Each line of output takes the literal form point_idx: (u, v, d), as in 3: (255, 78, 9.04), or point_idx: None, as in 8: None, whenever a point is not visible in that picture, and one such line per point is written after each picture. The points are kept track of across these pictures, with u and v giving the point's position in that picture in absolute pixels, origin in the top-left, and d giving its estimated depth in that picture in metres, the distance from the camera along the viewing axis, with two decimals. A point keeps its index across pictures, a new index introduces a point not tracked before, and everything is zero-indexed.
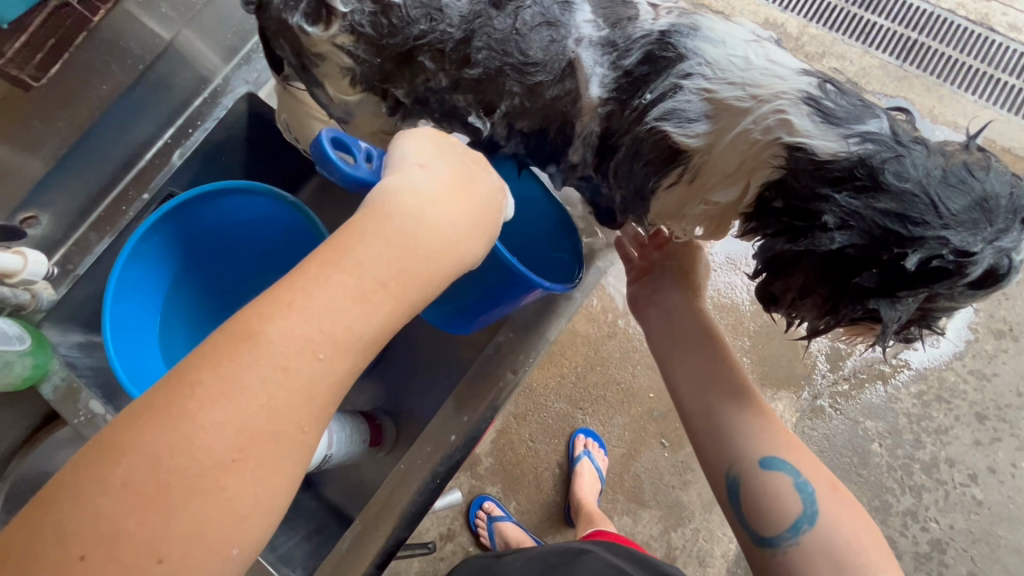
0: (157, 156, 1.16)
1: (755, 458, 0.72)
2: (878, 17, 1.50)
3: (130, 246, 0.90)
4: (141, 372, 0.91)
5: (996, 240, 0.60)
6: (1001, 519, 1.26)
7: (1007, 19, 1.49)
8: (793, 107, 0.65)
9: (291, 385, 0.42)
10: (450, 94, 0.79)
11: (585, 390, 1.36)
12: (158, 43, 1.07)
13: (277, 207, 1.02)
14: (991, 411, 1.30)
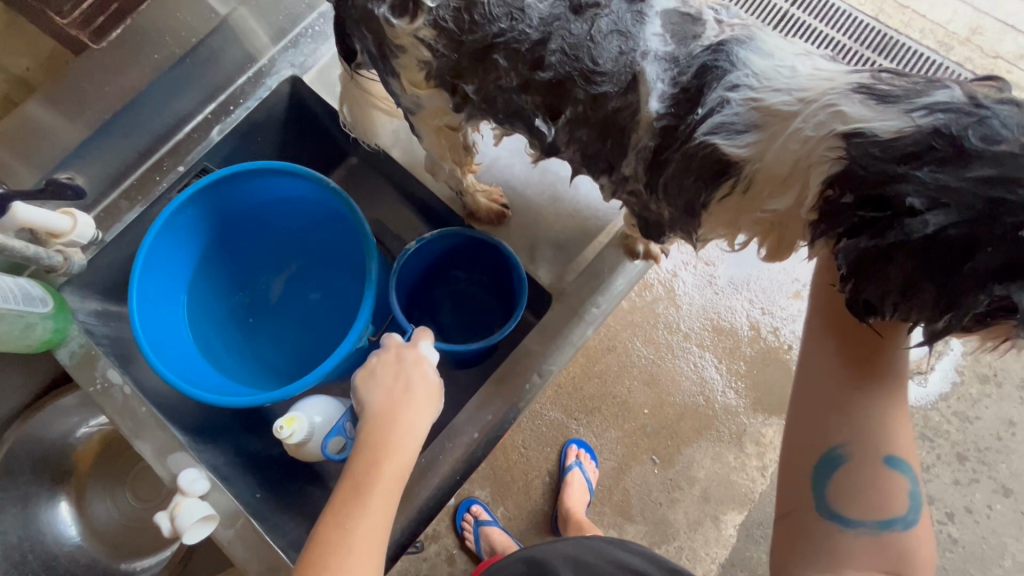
0: (195, 130, 1.24)
1: (886, 452, 0.68)
2: (891, 63, 1.55)
3: (165, 216, 1.01)
4: (161, 339, 1.03)
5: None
6: (973, 558, 1.29)
7: (1013, 77, 1.55)
8: (844, 99, 0.67)
9: (356, 541, 0.73)
10: (517, 93, 0.83)
11: (582, 401, 1.37)
12: (213, 18, 1.18)
13: (303, 190, 1.10)
14: (972, 453, 1.34)
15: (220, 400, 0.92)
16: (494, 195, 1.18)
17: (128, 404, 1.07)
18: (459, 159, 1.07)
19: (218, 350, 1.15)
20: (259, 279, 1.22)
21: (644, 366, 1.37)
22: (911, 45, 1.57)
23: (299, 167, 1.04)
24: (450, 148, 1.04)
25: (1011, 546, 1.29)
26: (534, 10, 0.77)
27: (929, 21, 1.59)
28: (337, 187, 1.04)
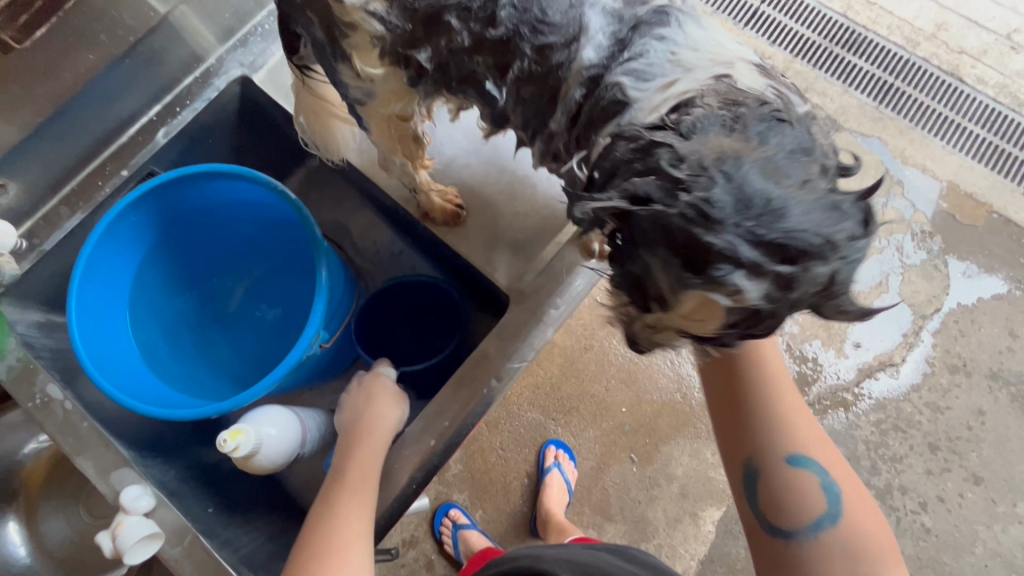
0: (139, 133, 1.26)
1: (783, 455, 0.76)
2: (860, 59, 1.59)
3: (106, 223, 1.00)
4: (105, 354, 1.02)
5: (738, 258, 0.60)
6: (946, 546, 1.31)
7: (977, 72, 1.57)
8: (737, 69, 0.67)
9: (334, 507, 0.87)
10: (469, 55, 0.80)
11: (559, 401, 1.36)
12: (152, 17, 1.17)
13: (256, 192, 1.10)
14: (943, 443, 1.35)
15: (166, 412, 0.90)
16: (450, 193, 1.19)
17: (70, 419, 1.05)
18: (409, 153, 1.10)
19: (167, 354, 1.15)
20: (211, 282, 1.23)
21: (621, 365, 1.37)
22: (878, 41, 1.59)
23: (247, 168, 1.02)
24: (400, 139, 1.07)
25: (981, 533, 1.31)
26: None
27: (896, 17, 1.61)
28: (283, 187, 1.02)
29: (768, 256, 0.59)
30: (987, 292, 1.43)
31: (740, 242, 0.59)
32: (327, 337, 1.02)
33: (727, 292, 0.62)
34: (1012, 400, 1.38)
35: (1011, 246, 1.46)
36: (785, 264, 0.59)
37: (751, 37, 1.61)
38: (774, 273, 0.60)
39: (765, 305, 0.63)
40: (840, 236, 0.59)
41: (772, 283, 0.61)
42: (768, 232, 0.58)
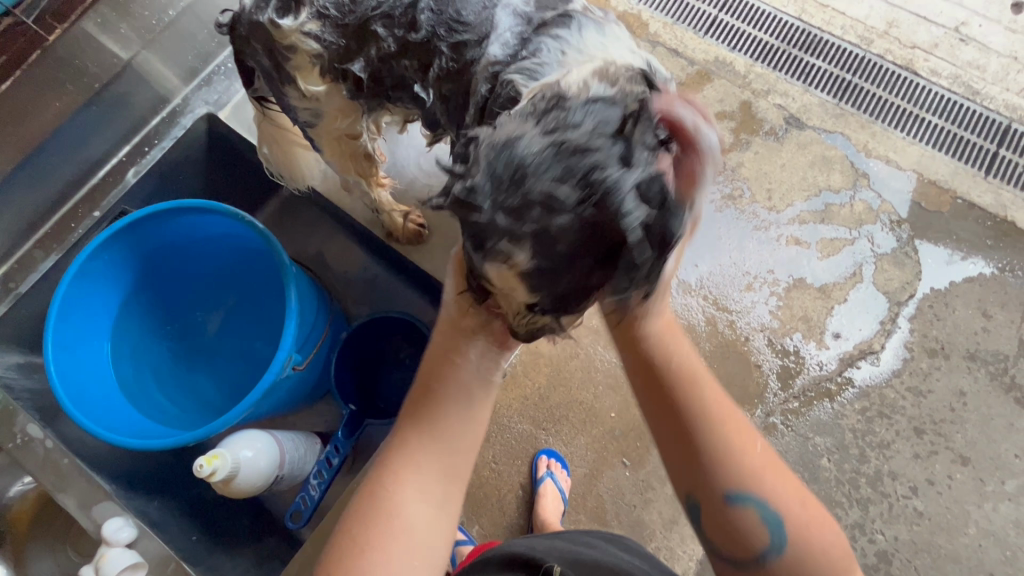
0: (111, 174, 1.29)
1: (722, 490, 0.76)
2: (817, 59, 1.64)
3: (79, 263, 1.02)
4: (81, 390, 1.02)
5: (497, 233, 0.63)
6: (940, 529, 1.32)
7: (930, 65, 1.62)
8: (586, 64, 0.67)
9: (414, 478, 0.79)
10: (397, 60, 0.87)
11: (548, 411, 1.37)
12: (116, 63, 1.21)
13: (227, 224, 1.12)
14: (928, 426, 1.38)
15: (141, 443, 0.91)
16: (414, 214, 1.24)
17: (51, 457, 1.08)
18: (362, 170, 1.15)
19: (145, 389, 1.16)
20: (188, 315, 1.24)
21: (608, 370, 1.38)
22: (834, 41, 1.65)
23: (215, 204, 1.04)
24: (352, 158, 1.12)
25: (973, 513, 1.33)
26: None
27: (849, 17, 1.67)
28: (252, 220, 1.04)
29: (519, 225, 0.61)
30: (959, 275, 1.47)
31: (494, 220, 0.62)
32: (300, 360, 1.04)
33: (504, 262, 0.64)
34: (991, 379, 1.40)
35: (978, 229, 1.50)
36: (530, 228, 0.61)
37: (711, 45, 1.67)
38: (527, 239, 0.61)
39: (549, 273, 0.63)
40: (522, 233, 0.61)
41: (538, 249, 0.62)
42: (514, 206, 0.61)
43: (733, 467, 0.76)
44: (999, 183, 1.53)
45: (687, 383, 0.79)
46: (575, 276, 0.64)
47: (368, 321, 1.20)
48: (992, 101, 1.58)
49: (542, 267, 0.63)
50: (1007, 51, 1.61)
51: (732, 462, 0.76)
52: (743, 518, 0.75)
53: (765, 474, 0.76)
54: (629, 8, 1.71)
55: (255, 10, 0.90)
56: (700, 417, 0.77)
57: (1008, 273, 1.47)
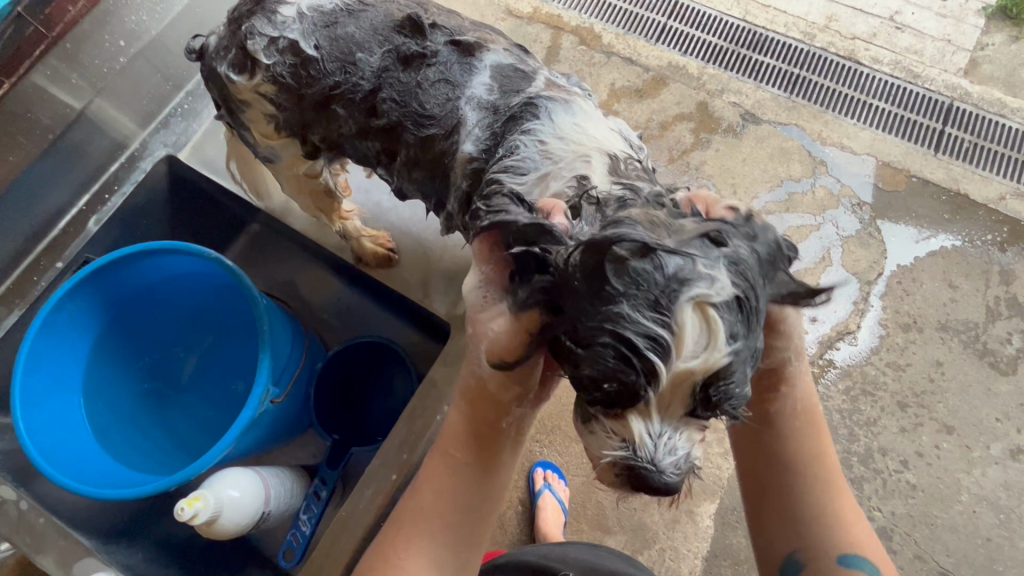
0: (71, 225, 1.30)
1: (834, 552, 0.78)
2: (765, 57, 1.71)
3: (40, 318, 1.00)
4: (55, 446, 1.01)
5: (691, 257, 0.64)
6: (934, 500, 1.34)
7: (872, 53, 1.69)
8: (596, 157, 0.82)
9: (426, 495, 0.82)
10: (358, 140, 0.97)
11: (540, 422, 1.37)
12: (69, 112, 1.22)
13: (198, 264, 1.12)
14: (911, 399, 1.41)
15: (116, 493, 0.90)
16: (381, 240, 1.27)
17: (25, 518, 1.09)
18: (325, 207, 1.19)
19: (124, 437, 1.14)
20: (161, 358, 1.23)
21: None
22: (778, 39, 1.72)
23: (176, 243, 1.04)
24: (313, 197, 1.16)
25: (964, 480, 1.35)
26: (365, 64, 0.91)
27: (790, 15, 1.74)
28: (222, 257, 1.03)
29: (711, 250, 0.65)
30: (924, 251, 1.52)
31: (684, 246, 0.65)
32: (277, 392, 1.02)
33: (707, 286, 0.62)
34: (965, 347, 1.44)
35: (934, 204, 1.56)
36: (726, 248, 0.65)
37: (663, 51, 1.73)
38: (722, 261, 0.64)
39: (742, 300, 0.64)
40: (664, 244, 0.64)
41: (730, 270, 0.64)
42: (691, 236, 0.66)
43: (841, 523, 0.79)
44: (949, 159, 1.60)
45: (800, 432, 0.82)
46: (756, 316, 0.66)
47: (346, 346, 1.20)
48: (932, 83, 1.66)
49: (740, 296, 0.64)
50: (940, 35, 1.70)
51: (838, 522, 0.79)
52: None
53: (871, 539, 0.79)
54: (582, 23, 1.77)
55: (217, 57, 0.98)
56: (813, 469, 0.80)
57: (968, 243, 1.53)
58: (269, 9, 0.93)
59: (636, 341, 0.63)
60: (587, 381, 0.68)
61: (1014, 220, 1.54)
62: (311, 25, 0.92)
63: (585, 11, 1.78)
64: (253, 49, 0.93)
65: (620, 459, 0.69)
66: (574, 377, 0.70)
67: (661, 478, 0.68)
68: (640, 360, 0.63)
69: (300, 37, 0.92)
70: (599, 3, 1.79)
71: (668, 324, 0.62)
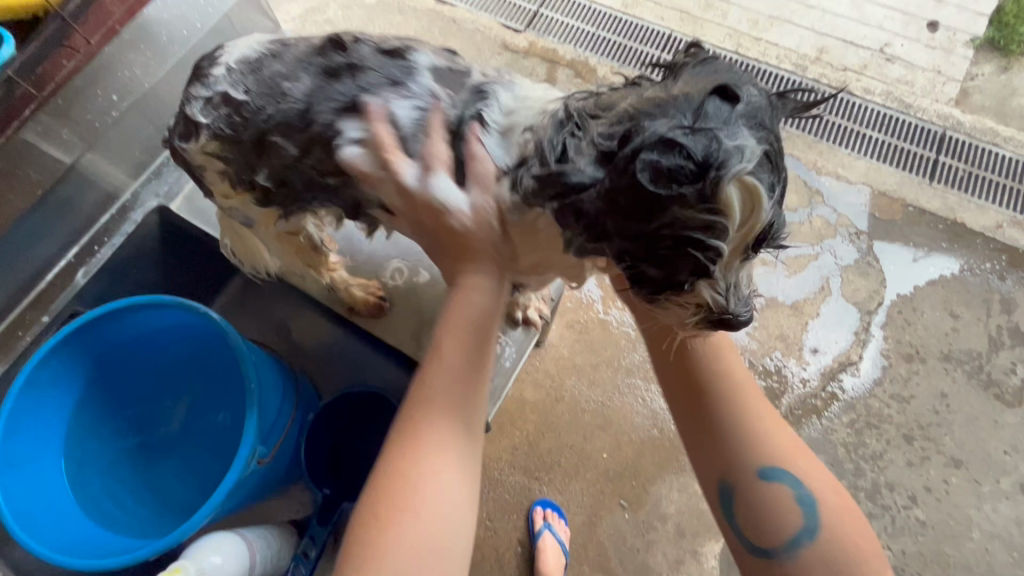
0: (59, 277, 1.31)
1: (755, 470, 0.77)
2: None
3: (23, 378, 0.99)
4: (31, 509, 0.99)
5: (712, 132, 0.61)
6: (945, 537, 1.31)
7: (863, 84, 1.72)
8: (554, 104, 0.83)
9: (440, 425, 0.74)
10: (301, 161, 0.92)
11: (539, 458, 1.35)
12: (60, 167, 1.24)
13: (184, 316, 1.10)
14: (917, 432, 1.38)
15: (93, 564, 0.87)
16: (371, 287, 1.23)
17: None
18: (310, 260, 1.18)
19: (105, 493, 1.13)
20: (156, 404, 1.22)
21: (595, 410, 1.37)
22: (771, 70, 1.75)
23: (164, 297, 1.02)
24: (297, 250, 1.15)
25: (975, 517, 1.32)
26: (293, 92, 0.89)
27: (782, 48, 1.77)
28: (207, 311, 1.01)
29: (730, 111, 0.62)
30: (923, 279, 1.51)
31: (701, 120, 0.62)
32: (263, 452, 1.00)
33: (741, 158, 0.60)
34: (969, 378, 1.42)
35: (931, 233, 1.56)
36: (741, 104, 0.62)
37: None
38: (741, 120, 0.62)
39: (770, 152, 0.63)
40: (680, 140, 0.61)
41: (751, 126, 0.62)
42: (697, 113, 0.62)
43: (759, 439, 0.78)
44: (944, 187, 1.60)
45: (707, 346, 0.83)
46: (781, 154, 0.65)
47: (337, 398, 1.21)
48: (924, 113, 1.68)
49: (767, 149, 0.62)
50: (931, 66, 1.73)
51: (757, 435, 0.79)
52: (776, 492, 0.76)
53: (790, 449, 0.78)
54: (577, 56, 1.79)
55: (170, 131, 0.99)
56: (719, 381, 0.81)
57: (967, 271, 1.52)
58: (202, 73, 0.93)
59: (694, 236, 0.64)
60: (661, 281, 0.71)
61: (1013, 247, 1.54)
62: (240, 76, 0.91)
63: (579, 45, 1.81)
64: (192, 112, 0.94)
65: (697, 318, 0.75)
66: (639, 284, 0.74)
67: (737, 319, 0.75)
68: (705, 249, 0.65)
69: (229, 87, 0.91)
70: (592, 37, 1.82)
71: (717, 207, 0.62)
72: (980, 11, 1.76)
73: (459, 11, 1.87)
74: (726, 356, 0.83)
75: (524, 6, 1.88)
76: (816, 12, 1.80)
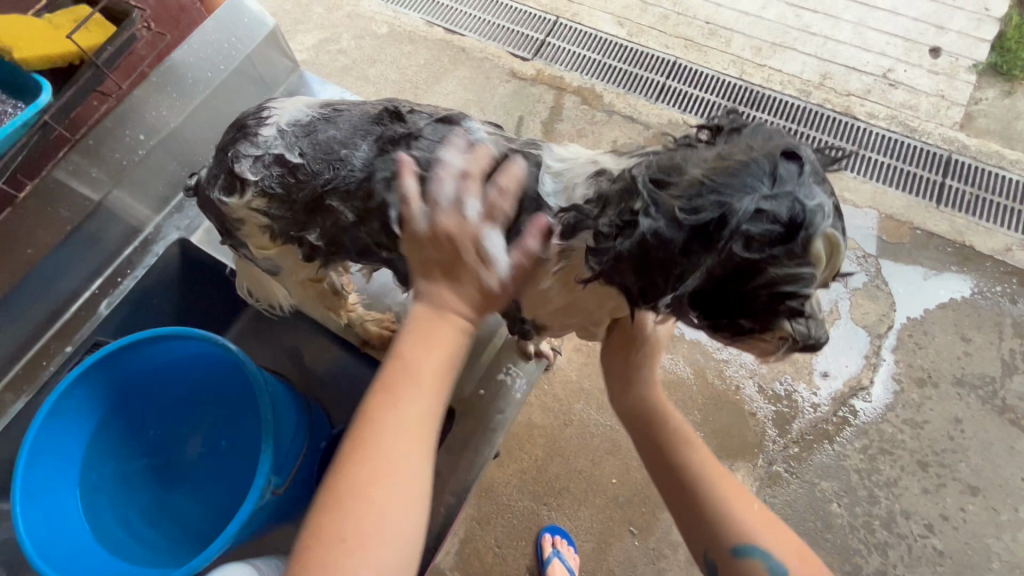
0: (82, 308, 1.34)
1: (728, 546, 0.76)
2: (761, 113, 1.76)
3: (47, 409, 1.01)
4: (51, 538, 1.00)
5: (795, 195, 0.63)
6: (964, 567, 1.28)
7: (867, 109, 1.74)
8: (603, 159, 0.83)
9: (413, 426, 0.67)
10: (357, 228, 0.95)
11: (547, 484, 1.34)
12: (88, 205, 1.24)
13: (203, 347, 1.12)
14: (931, 458, 1.36)
15: None
16: (387, 320, 1.27)
17: None
18: (331, 303, 1.22)
19: (120, 521, 1.14)
20: (166, 434, 1.24)
21: (604, 435, 1.37)
22: (775, 96, 1.78)
23: (187, 330, 1.04)
24: (319, 295, 1.19)
25: (994, 546, 1.29)
26: (350, 158, 0.92)
27: (786, 74, 1.80)
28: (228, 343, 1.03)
29: (801, 172, 0.65)
30: (933, 302, 1.51)
31: (782, 182, 0.64)
32: (278, 483, 1.01)
33: (823, 215, 0.64)
34: (983, 403, 1.41)
35: (940, 256, 1.56)
36: (807, 164, 0.65)
37: (662, 109, 1.79)
38: (812, 180, 0.65)
39: (835, 206, 0.67)
40: (769, 204, 0.63)
41: (821, 186, 0.66)
42: (775, 177, 0.64)
43: (727, 514, 0.77)
44: (952, 211, 1.61)
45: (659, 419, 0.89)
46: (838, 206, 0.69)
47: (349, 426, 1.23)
48: (930, 137, 1.69)
49: (832, 201, 0.67)
50: (934, 91, 1.74)
51: (722, 505, 0.78)
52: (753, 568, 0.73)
53: (757, 518, 0.77)
54: (583, 84, 1.83)
55: (208, 185, 1.00)
56: (676, 455, 0.84)
57: (977, 294, 1.51)
58: (250, 131, 0.95)
59: (791, 290, 0.66)
60: (754, 329, 0.72)
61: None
62: (292, 137, 0.94)
63: (586, 73, 1.85)
64: (240, 169, 0.95)
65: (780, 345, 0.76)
66: (725, 331, 0.74)
67: (814, 345, 0.77)
68: (804, 298, 0.67)
69: (284, 149, 0.94)
70: (599, 64, 1.87)
71: (811, 262, 0.65)
72: (982, 37, 1.78)
73: (468, 41, 1.93)
74: (676, 427, 0.88)
75: (532, 35, 1.93)
76: (819, 39, 1.83)
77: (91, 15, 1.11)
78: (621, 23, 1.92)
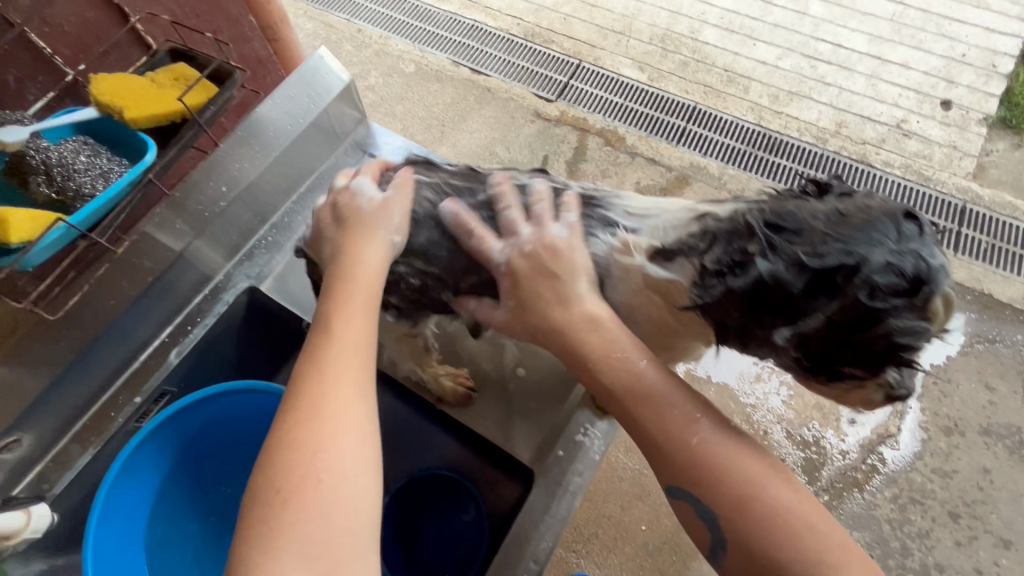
0: (152, 357, 1.32)
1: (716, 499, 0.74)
2: (782, 159, 1.80)
3: (120, 464, 1.02)
4: None
5: (921, 254, 0.69)
6: None
7: (882, 157, 1.79)
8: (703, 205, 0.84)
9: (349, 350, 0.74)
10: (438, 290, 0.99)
11: (576, 530, 1.31)
12: (169, 255, 1.24)
13: (268, 401, 1.11)
14: (962, 509, 1.35)
15: None
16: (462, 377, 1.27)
17: None
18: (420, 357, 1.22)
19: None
20: (221, 493, 1.20)
21: (632, 478, 1.35)
22: (794, 143, 1.83)
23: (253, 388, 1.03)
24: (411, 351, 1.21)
25: None
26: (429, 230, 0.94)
27: (803, 121, 1.86)
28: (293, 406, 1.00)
29: (920, 233, 0.71)
30: (954, 349, 1.52)
31: (906, 241, 0.69)
32: None
33: (943, 276, 0.70)
34: (1010, 453, 1.40)
35: (962, 303, 1.58)
36: (927, 227, 0.71)
37: (685, 153, 1.83)
38: (933, 242, 0.71)
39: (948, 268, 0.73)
40: (896, 260, 0.68)
41: (937, 248, 0.72)
42: (903, 235, 0.69)
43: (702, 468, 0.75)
44: (969, 259, 1.64)
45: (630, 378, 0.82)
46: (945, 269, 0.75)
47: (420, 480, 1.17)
48: (944, 186, 1.74)
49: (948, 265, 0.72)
50: (947, 142, 1.80)
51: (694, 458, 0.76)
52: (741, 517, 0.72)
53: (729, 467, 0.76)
54: (606, 125, 1.88)
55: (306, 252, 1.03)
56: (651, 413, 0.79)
57: (999, 342, 1.53)
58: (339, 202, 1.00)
59: (908, 341, 0.70)
60: (860, 372, 0.75)
61: None
62: None
63: (608, 115, 1.90)
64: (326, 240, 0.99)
65: (877, 394, 0.79)
66: (830, 372, 0.77)
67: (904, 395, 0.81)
68: (915, 349, 0.71)
69: None
70: (621, 107, 1.92)
71: (927, 317, 0.70)
72: (990, 91, 1.85)
73: (493, 81, 1.97)
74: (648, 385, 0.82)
75: (555, 78, 1.98)
76: (834, 88, 1.90)
77: (198, 79, 1.20)
78: (641, 68, 1.98)
